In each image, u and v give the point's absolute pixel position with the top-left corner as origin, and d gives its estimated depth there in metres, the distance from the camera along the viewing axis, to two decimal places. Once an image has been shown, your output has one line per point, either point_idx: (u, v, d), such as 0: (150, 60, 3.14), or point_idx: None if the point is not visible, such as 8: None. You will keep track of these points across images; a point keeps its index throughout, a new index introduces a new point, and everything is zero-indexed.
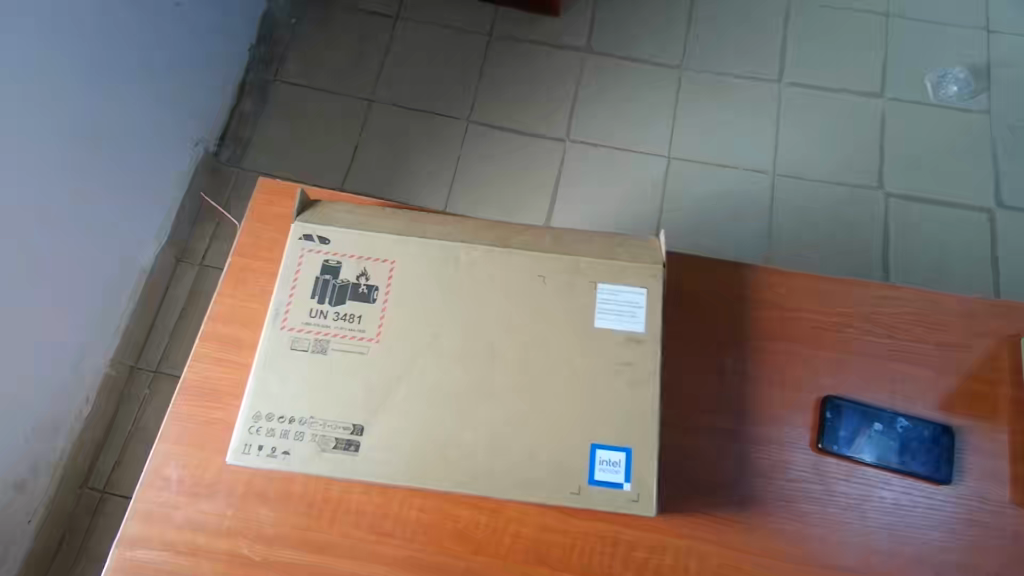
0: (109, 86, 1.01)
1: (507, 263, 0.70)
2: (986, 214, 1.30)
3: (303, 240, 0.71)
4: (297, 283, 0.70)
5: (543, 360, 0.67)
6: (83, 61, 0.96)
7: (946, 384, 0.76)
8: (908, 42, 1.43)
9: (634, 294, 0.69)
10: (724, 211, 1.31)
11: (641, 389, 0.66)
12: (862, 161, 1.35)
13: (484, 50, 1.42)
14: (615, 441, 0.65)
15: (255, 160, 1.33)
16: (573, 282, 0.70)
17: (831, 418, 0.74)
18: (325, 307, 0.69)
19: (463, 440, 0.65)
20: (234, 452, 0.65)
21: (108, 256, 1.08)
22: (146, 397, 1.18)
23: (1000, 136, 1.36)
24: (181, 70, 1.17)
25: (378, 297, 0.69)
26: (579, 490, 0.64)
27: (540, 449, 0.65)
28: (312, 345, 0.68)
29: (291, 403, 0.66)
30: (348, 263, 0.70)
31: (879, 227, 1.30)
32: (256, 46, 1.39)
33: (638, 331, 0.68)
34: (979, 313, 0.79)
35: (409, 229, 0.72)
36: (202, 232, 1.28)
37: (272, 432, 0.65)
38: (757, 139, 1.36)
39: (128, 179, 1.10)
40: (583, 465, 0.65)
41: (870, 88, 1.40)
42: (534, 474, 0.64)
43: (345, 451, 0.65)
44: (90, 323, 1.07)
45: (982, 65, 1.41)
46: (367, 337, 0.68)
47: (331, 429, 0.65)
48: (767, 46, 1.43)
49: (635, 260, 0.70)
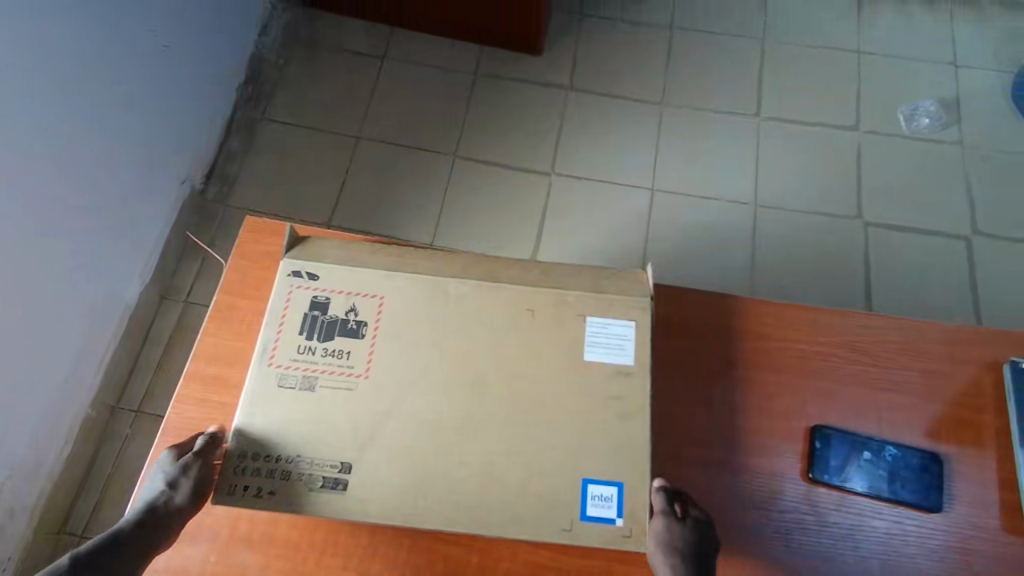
0: (100, 116, 1.02)
1: (495, 297, 0.71)
2: (964, 241, 1.33)
3: (291, 275, 0.71)
4: (285, 319, 0.69)
5: (533, 393, 0.67)
6: (77, 104, 0.97)
7: (933, 411, 0.77)
8: (879, 77, 1.49)
9: (623, 328, 0.69)
10: (710, 241, 1.33)
11: (632, 423, 0.66)
12: (840, 192, 1.38)
13: (469, 87, 1.45)
14: (606, 475, 0.65)
15: (241, 197, 1.34)
16: (562, 314, 0.70)
17: (820, 447, 0.74)
18: (313, 343, 0.68)
19: (453, 475, 0.64)
20: (221, 492, 0.63)
21: (100, 283, 1.08)
22: (128, 436, 1.15)
23: (973, 166, 1.40)
24: (171, 102, 1.18)
25: (367, 332, 0.69)
26: (571, 527, 0.63)
27: (532, 484, 0.64)
28: (300, 382, 0.67)
29: (278, 442, 0.65)
30: (337, 299, 0.70)
31: (861, 256, 1.32)
32: (244, 85, 1.40)
33: (627, 363, 0.68)
34: (962, 341, 0.80)
35: (398, 264, 0.72)
36: (187, 269, 1.28)
37: (257, 472, 0.64)
38: (738, 171, 1.39)
39: (120, 209, 1.10)
40: (574, 500, 0.64)
41: (846, 121, 1.44)
42: (525, 509, 0.63)
43: (332, 490, 0.63)
44: (78, 350, 1.06)
45: (952, 98, 1.46)
46: (356, 373, 0.67)
47: (318, 468, 0.64)
48: (743, 81, 1.48)
49: (623, 293, 0.71)
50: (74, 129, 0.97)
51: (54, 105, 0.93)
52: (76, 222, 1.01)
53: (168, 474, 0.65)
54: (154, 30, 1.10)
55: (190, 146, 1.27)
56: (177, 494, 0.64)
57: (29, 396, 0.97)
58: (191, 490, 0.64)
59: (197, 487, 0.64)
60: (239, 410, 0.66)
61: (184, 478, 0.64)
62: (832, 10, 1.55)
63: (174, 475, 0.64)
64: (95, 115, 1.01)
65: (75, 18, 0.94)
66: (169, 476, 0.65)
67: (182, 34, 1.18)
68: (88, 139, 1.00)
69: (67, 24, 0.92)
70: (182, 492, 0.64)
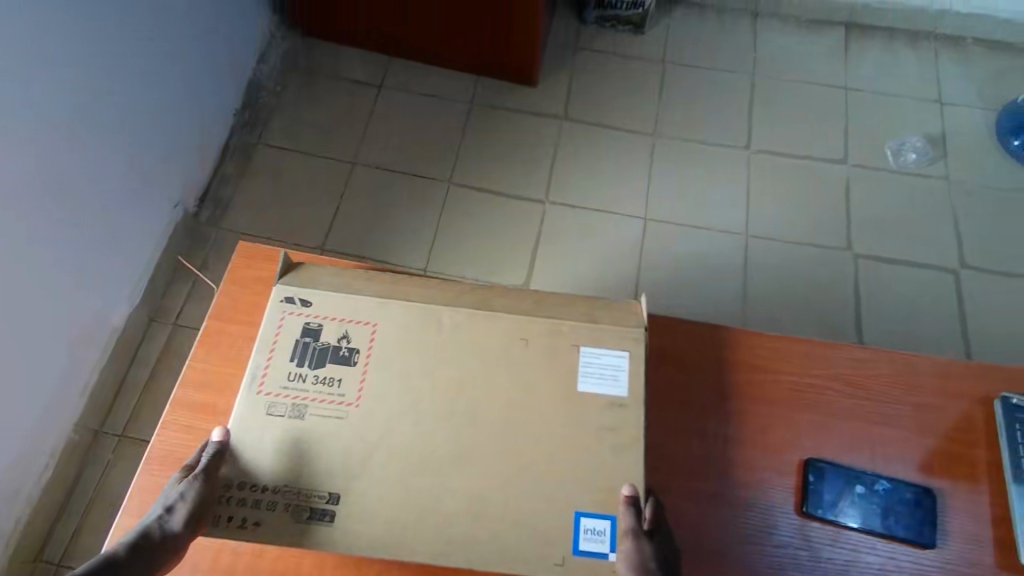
0: (96, 138, 1.03)
1: (489, 325, 0.70)
2: (952, 274, 1.35)
3: (283, 302, 0.70)
4: (277, 345, 0.68)
5: (525, 424, 0.67)
6: (74, 124, 0.98)
7: (926, 446, 0.76)
8: (866, 113, 1.52)
9: (617, 358, 0.69)
10: (702, 271, 1.34)
11: (626, 456, 0.66)
12: (829, 224, 1.39)
13: (464, 116, 1.46)
14: (600, 509, 0.64)
15: (234, 221, 1.34)
16: (555, 344, 0.70)
17: (814, 481, 0.73)
18: (304, 370, 0.68)
19: (444, 506, 0.63)
20: (205, 523, 0.62)
21: (88, 302, 1.08)
22: (111, 461, 1.13)
23: (958, 200, 1.42)
24: (168, 125, 1.19)
25: (359, 360, 0.68)
26: (563, 561, 0.62)
27: (525, 516, 0.63)
28: (289, 410, 0.66)
29: (266, 471, 0.64)
30: (330, 326, 0.69)
31: (851, 288, 1.33)
32: (241, 110, 1.41)
33: (620, 395, 0.68)
34: (954, 375, 0.80)
35: (392, 292, 0.72)
36: (177, 291, 1.27)
37: (243, 502, 0.62)
38: (730, 202, 1.41)
39: (110, 229, 1.10)
40: (567, 534, 0.63)
41: (834, 155, 1.47)
42: (516, 542, 0.62)
43: (319, 522, 0.62)
44: (62, 371, 1.05)
45: (938, 134, 1.49)
46: (347, 401, 0.67)
47: (305, 498, 0.63)
48: (733, 115, 1.50)
49: (617, 324, 0.71)
50: (69, 149, 0.98)
51: (50, 124, 0.94)
52: (65, 241, 1.00)
53: (169, 496, 0.62)
54: (155, 53, 1.11)
55: (185, 168, 1.27)
56: (173, 519, 0.61)
57: (10, 412, 0.96)
58: (187, 516, 0.61)
59: (193, 514, 0.61)
60: (226, 438, 0.65)
61: (182, 503, 0.61)
62: (820, 47, 1.59)
63: (174, 497, 0.61)
64: (91, 136, 1.01)
65: (76, 42, 0.95)
66: (170, 497, 0.62)
67: (182, 59, 1.19)
68: (84, 160, 1.01)
69: (66, 43, 0.93)
70: (177, 518, 0.61)
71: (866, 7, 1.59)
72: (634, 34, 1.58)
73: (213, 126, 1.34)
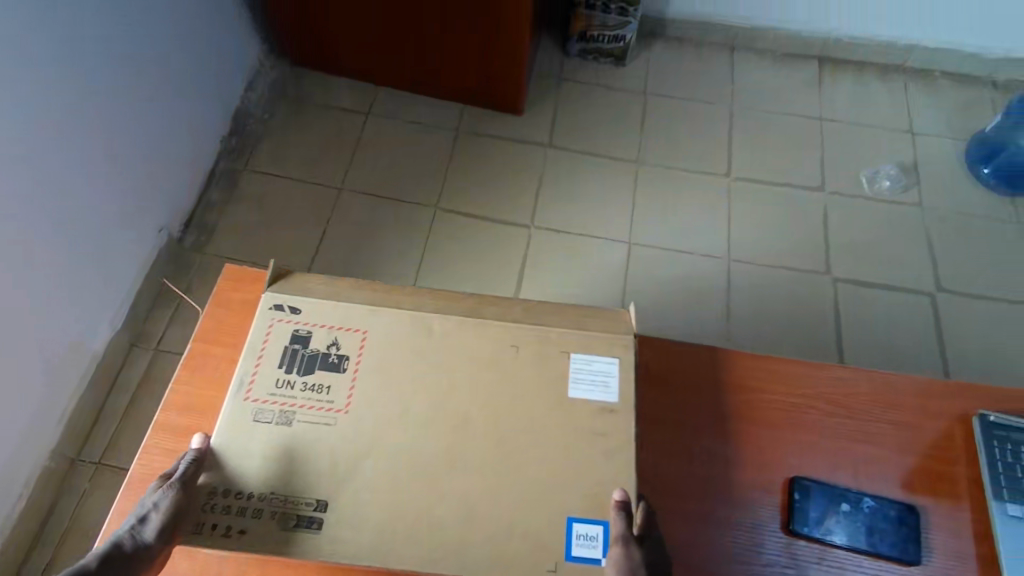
0: (83, 163, 1.03)
1: (479, 332, 0.70)
2: (928, 297, 1.38)
3: (272, 308, 0.69)
4: (265, 352, 0.67)
5: (515, 431, 0.66)
6: (59, 148, 0.98)
7: (907, 464, 0.77)
8: (841, 142, 1.57)
9: (607, 364, 0.69)
10: (685, 296, 1.35)
11: (620, 458, 0.65)
12: (808, 248, 1.42)
13: (451, 144, 1.49)
14: (592, 514, 0.63)
15: (219, 246, 1.33)
16: (545, 350, 0.70)
17: (799, 499, 0.73)
18: (292, 376, 0.66)
19: (433, 514, 0.62)
20: (185, 531, 0.60)
21: (69, 328, 1.06)
22: (87, 490, 1.10)
23: (932, 226, 1.46)
24: (157, 134, 1.19)
25: (348, 366, 0.68)
26: (556, 567, 0.60)
27: (518, 523, 0.62)
28: (277, 417, 0.65)
29: (252, 479, 0.62)
30: (320, 333, 0.69)
31: (831, 311, 1.36)
32: (228, 137, 1.42)
33: (610, 401, 0.68)
34: (933, 394, 0.81)
35: (381, 300, 0.72)
36: (160, 315, 1.26)
37: (228, 510, 0.61)
38: (711, 227, 1.44)
39: (95, 242, 1.09)
40: (560, 539, 0.61)
41: (812, 183, 1.51)
42: (508, 549, 0.61)
43: (306, 530, 0.60)
44: (41, 397, 1.03)
45: (910, 162, 1.54)
46: (336, 407, 0.66)
47: (292, 505, 0.61)
48: (712, 143, 1.54)
49: (607, 331, 0.71)
50: (55, 175, 0.98)
51: (37, 148, 0.94)
52: (48, 264, 1.00)
53: (145, 506, 0.60)
54: (142, 79, 1.12)
55: (170, 186, 1.27)
56: (147, 529, 0.59)
57: None
58: (161, 527, 0.58)
59: (167, 524, 0.59)
60: (210, 446, 0.63)
61: (156, 513, 0.59)
62: (795, 80, 1.64)
63: (148, 506, 0.59)
64: (77, 161, 1.02)
65: (65, 69, 0.96)
66: (145, 507, 0.60)
67: (170, 87, 1.20)
68: (68, 184, 1.01)
69: (53, 52, 0.93)
70: (151, 528, 0.59)
71: (837, 42, 1.64)
72: (615, 66, 1.62)
73: (200, 145, 1.34)
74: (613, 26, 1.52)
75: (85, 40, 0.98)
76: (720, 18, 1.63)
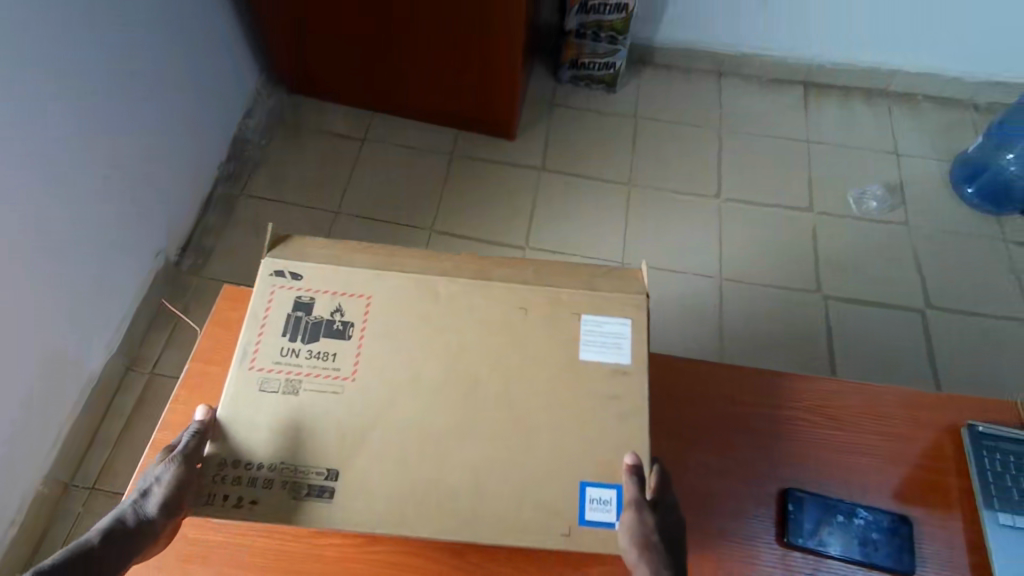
0: (85, 184, 1.05)
1: (486, 295, 0.65)
2: (918, 314, 1.40)
3: (273, 275, 0.64)
4: (267, 322, 0.62)
5: (532, 396, 0.61)
6: (62, 169, 0.99)
7: (899, 473, 0.78)
8: (828, 164, 1.60)
9: (618, 325, 0.64)
10: (677, 318, 1.37)
11: (633, 422, 0.61)
12: (799, 268, 1.45)
13: (445, 168, 1.51)
14: (605, 478, 0.59)
15: (214, 269, 1.35)
16: (556, 313, 0.64)
17: (793, 510, 0.74)
18: (297, 344, 0.62)
19: (444, 484, 0.58)
20: (195, 502, 0.56)
21: (66, 350, 1.07)
22: (81, 514, 1.10)
23: (919, 244, 1.49)
24: (150, 127, 1.17)
25: (354, 333, 0.63)
26: (569, 531, 0.57)
27: (527, 493, 0.58)
28: (283, 386, 0.60)
29: (258, 449, 0.58)
30: (323, 300, 0.63)
31: (822, 327, 1.38)
32: (225, 163, 1.44)
33: (624, 362, 0.63)
34: (924, 407, 0.82)
35: (386, 262, 0.66)
36: (157, 339, 1.27)
37: (239, 481, 0.57)
38: (702, 247, 1.46)
39: (92, 264, 1.10)
40: (573, 503, 0.58)
41: (800, 203, 1.54)
42: (522, 518, 0.58)
43: (318, 498, 0.57)
44: (36, 420, 1.03)
45: (896, 183, 1.58)
46: (343, 375, 0.61)
47: (302, 475, 0.57)
48: (702, 165, 1.58)
49: (619, 291, 0.65)
50: (56, 197, 0.99)
51: (40, 170, 0.95)
52: (48, 285, 1.01)
53: (147, 480, 0.56)
54: (142, 105, 1.14)
55: (165, 195, 1.26)
56: (150, 505, 0.55)
57: None
58: (165, 502, 0.55)
59: (172, 498, 0.55)
60: (215, 417, 0.59)
61: (158, 487, 0.55)
62: (781, 105, 1.69)
63: (150, 480, 0.56)
64: (78, 183, 1.03)
65: (68, 94, 0.98)
66: (147, 480, 0.56)
67: (169, 111, 1.22)
68: (70, 205, 1.02)
69: (42, 39, 0.91)
70: (154, 503, 0.55)
71: (821, 68, 1.69)
72: (607, 92, 1.66)
73: (196, 153, 1.33)
74: (604, 53, 1.55)
75: (77, 17, 0.97)
76: (706, 45, 1.68)
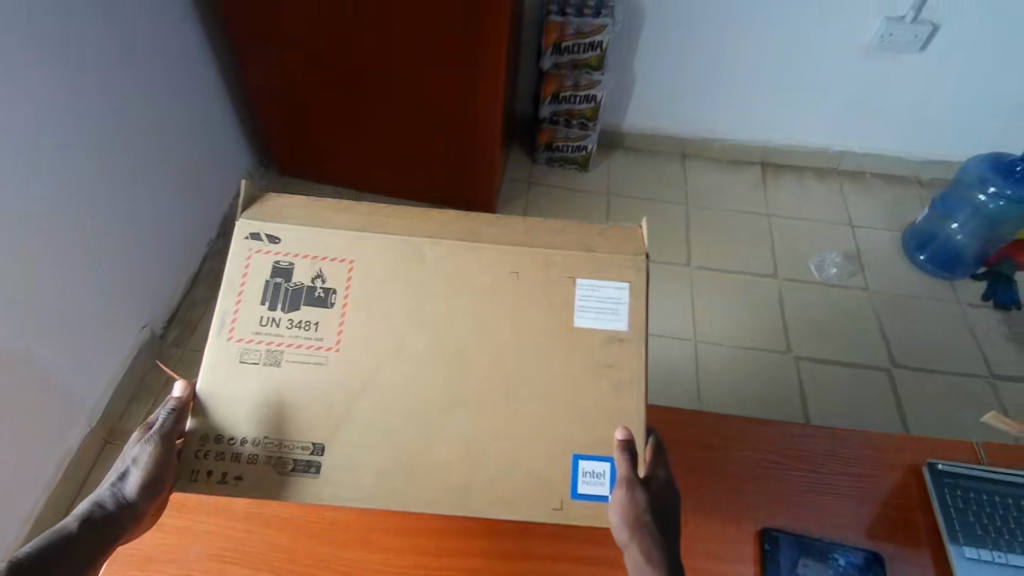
0: (75, 234, 1.08)
1: (475, 257, 0.63)
2: (885, 372, 1.47)
3: (249, 238, 0.62)
4: (244, 290, 0.61)
5: (526, 367, 0.61)
6: (56, 221, 1.04)
7: (869, 511, 0.81)
8: (791, 237, 1.70)
9: (616, 290, 0.63)
10: (656, 382, 1.42)
11: (627, 396, 0.61)
12: (768, 333, 1.51)
13: None
14: (599, 450, 0.60)
15: (201, 339, 1.38)
16: (550, 276, 0.63)
17: (770, 549, 0.76)
18: (277, 314, 0.61)
19: (434, 457, 0.59)
20: (178, 478, 0.57)
21: (50, 411, 1.08)
22: None
23: (880, 309, 1.57)
24: (138, 174, 1.20)
25: (337, 300, 0.62)
26: (562, 506, 0.58)
27: (520, 463, 0.59)
28: (264, 357, 0.60)
29: (241, 423, 0.59)
30: (302, 265, 0.62)
31: (796, 388, 1.44)
32: (214, 240, 1.50)
33: (621, 328, 0.62)
34: (892, 446, 0.86)
35: (366, 222, 0.64)
36: (140, 409, 1.27)
37: (222, 456, 0.58)
38: (681, 317, 1.52)
39: (78, 321, 1.12)
40: (565, 476, 0.59)
41: (766, 271, 1.63)
42: (522, 494, 0.58)
43: (304, 473, 0.58)
44: (12, 486, 1.03)
45: (853, 251, 1.68)
46: (326, 345, 0.61)
47: (287, 449, 0.58)
48: (673, 238, 1.67)
49: (618, 251, 0.64)
50: (50, 248, 1.04)
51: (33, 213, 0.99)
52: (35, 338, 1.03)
53: (122, 463, 0.57)
54: (136, 175, 1.20)
55: (155, 262, 1.31)
56: (129, 487, 0.56)
57: None
58: (145, 483, 0.56)
59: (152, 479, 0.56)
60: (193, 393, 0.59)
61: (135, 469, 0.56)
62: (742, 182, 1.81)
63: (127, 462, 0.56)
64: (69, 232, 1.07)
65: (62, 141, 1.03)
66: (124, 462, 0.56)
67: (161, 178, 1.28)
68: (60, 254, 1.06)
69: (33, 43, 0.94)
70: (134, 484, 0.56)
71: (776, 150, 1.83)
72: (580, 171, 1.78)
73: (185, 213, 1.37)
74: (576, 138, 1.68)
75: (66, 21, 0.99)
76: (666, 129, 1.82)
